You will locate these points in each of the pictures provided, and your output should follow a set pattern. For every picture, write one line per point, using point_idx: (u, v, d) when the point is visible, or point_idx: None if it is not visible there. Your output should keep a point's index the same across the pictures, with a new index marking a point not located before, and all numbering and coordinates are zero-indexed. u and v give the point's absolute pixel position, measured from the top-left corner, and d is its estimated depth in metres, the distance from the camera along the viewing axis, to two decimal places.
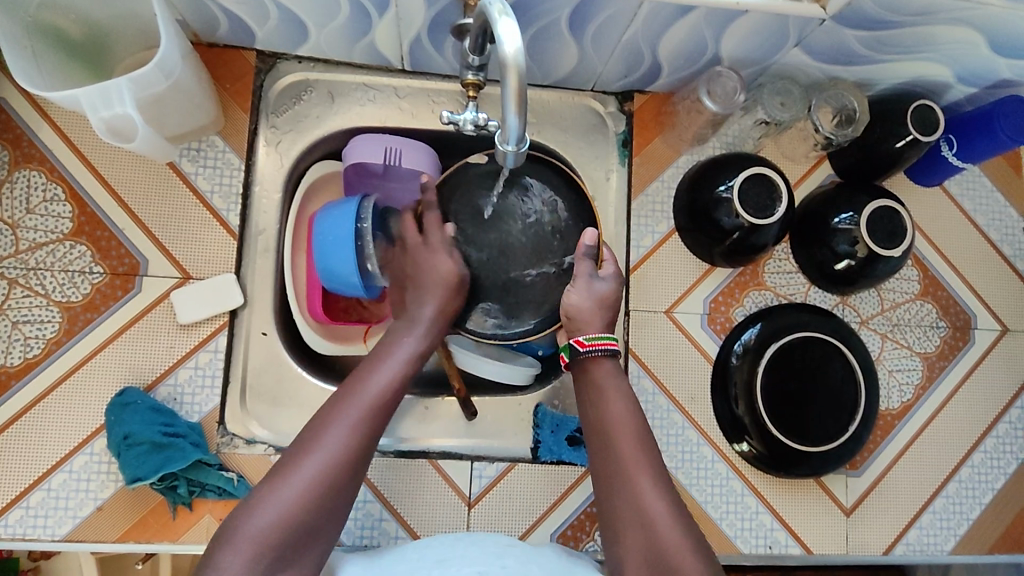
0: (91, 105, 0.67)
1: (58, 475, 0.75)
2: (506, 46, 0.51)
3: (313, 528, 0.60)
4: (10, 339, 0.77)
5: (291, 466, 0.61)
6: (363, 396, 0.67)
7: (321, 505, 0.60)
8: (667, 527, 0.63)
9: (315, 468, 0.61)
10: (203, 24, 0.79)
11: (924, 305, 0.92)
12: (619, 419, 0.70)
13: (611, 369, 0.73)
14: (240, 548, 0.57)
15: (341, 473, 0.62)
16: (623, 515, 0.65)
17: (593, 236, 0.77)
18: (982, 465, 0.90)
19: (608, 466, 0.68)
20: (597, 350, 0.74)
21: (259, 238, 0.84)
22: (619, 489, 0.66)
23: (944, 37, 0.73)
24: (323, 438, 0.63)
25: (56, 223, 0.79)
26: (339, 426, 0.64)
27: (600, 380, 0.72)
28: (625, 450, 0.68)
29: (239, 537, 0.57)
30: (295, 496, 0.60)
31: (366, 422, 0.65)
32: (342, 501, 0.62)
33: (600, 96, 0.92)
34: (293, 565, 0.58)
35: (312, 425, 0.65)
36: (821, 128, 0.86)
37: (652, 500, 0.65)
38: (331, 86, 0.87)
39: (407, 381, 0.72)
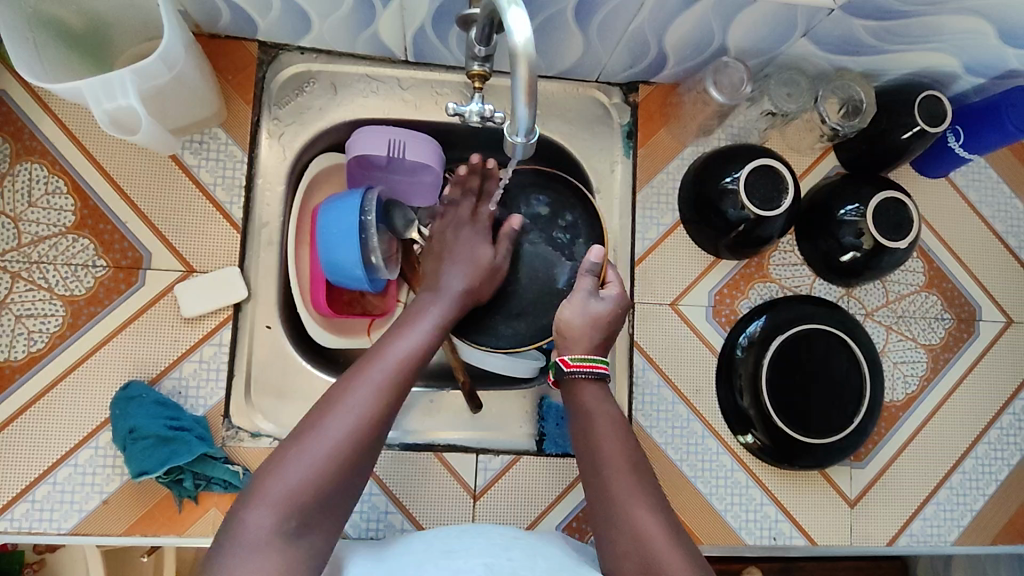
0: (94, 98, 0.67)
1: (63, 469, 0.75)
2: (516, 36, 0.50)
3: (339, 491, 0.59)
4: (14, 333, 0.77)
5: (313, 428, 0.60)
6: (389, 357, 0.66)
7: (349, 466, 0.59)
8: (662, 544, 0.61)
9: (343, 428, 0.60)
10: (205, 15, 0.78)
11: (929, 297, 0.92)
12: (611, 446, 0.68)
13: (597, 390, 0.73)
14: (264, 513, 0.55)
15: (371, 434, 0.61)
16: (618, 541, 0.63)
17: (597, 253, 0.78)
18: (986, 456, 0.91)
19: (600, 489, 0.66)
20: (580, 371, 0.74)
21: (263, 231, 0.84)
22: (612, 516, 0.64)
23: (953, 26, 0.73)
24: (348, 397, 0.62)
25: (58, 216, 0.78)
26: (365, 387, 0.63)
27: (587, 405, 0.72)
28: (616, 474, 0.66)
29: (261, 503, 0.56)
30: (320, 459, 0.58)
31: (393, 383, 0.64)
32: (366, 465, 0.61)
33: (605, 87, 0.92)
34: (317, 532, 0.57)
35: (337, 387, 0.63)
36: (828, 119, 0.86)
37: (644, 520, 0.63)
38: (334, 77, 0.87)
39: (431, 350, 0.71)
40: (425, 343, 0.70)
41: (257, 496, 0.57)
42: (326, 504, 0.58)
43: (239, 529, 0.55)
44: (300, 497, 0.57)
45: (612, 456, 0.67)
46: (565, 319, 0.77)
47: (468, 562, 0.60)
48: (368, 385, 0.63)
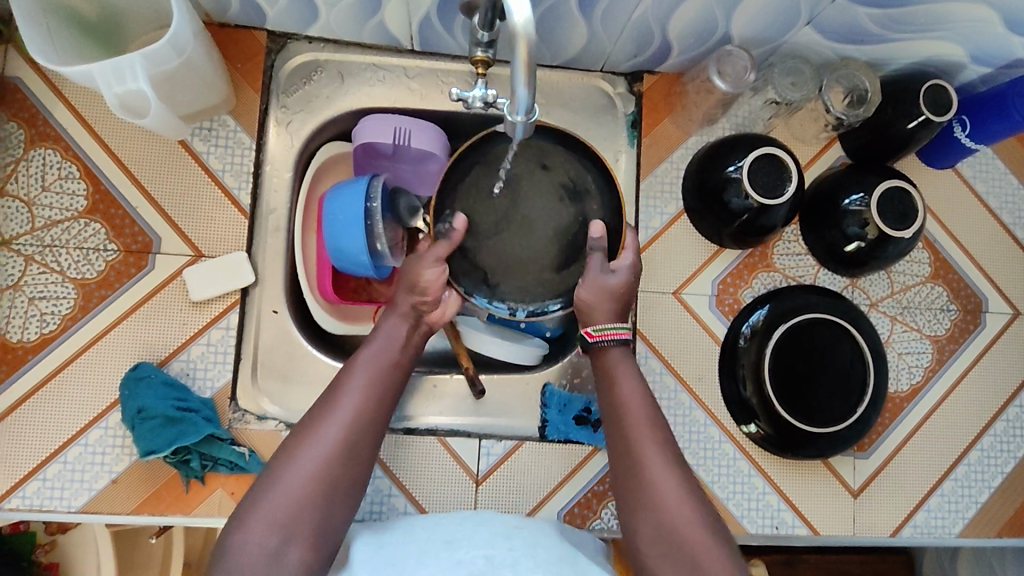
0: (105, 82, 0.68)
1: (74, 448, 0.77)
2: (516, 17, 0.50)
3: (321, 513, 0.62)
4: (27, 314, 0.78)
5: (284, 459, 0.63)
6: (356, 382, 0.68)
7: (327, 492, 0.62)
8: (682, 505, 0.65)
9: (315, 459, 0.63)
10: (215, 3, 0.79)
11: (934, 288, 0.92)
12: (642, 420, 0.70)
13: (625, 358, 0.75)
14: (247, 537, 0.59)
15: (343, 459, 0.64)
16: (637, 506, 0.66)
17: (598, 227, 0.77)
18: (991, 448, 0.90)
19: (622, 450, 0.69)
20: (610, 341, 0.74)
21: (270, 218, 0.85)
22: (634, 482, 0.67)
23: (959, 14, 0.72)
24: (319, 428, 0.65)
25: (71, 201, 0.80)
26: (331, 414, 0.66)
27: (612, 368, 0.74)
28: (646, 445, 0.68)
29: (245, 526, 0.60)
30: (297, 489, 0.61)
31: (362, 407, 0.67)
32: (343, 486, 0.64)
33: (610, 77, 0.92)
34: (301, 546, 0.60)
35: (309, 418, 0.66)
36: (833, 108, 0.86)
37: (665, 478, 0.66)
38: (341, 66, 0.88)
39: (393, 364, 0.72)
40: (390, 359, 0.72)
41: (246, 519, 0.60)
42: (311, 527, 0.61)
43: (231, 550, 0.59)
44: (284, 523, 0.60)
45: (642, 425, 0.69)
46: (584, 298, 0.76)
47: (468, 554, 0.61)
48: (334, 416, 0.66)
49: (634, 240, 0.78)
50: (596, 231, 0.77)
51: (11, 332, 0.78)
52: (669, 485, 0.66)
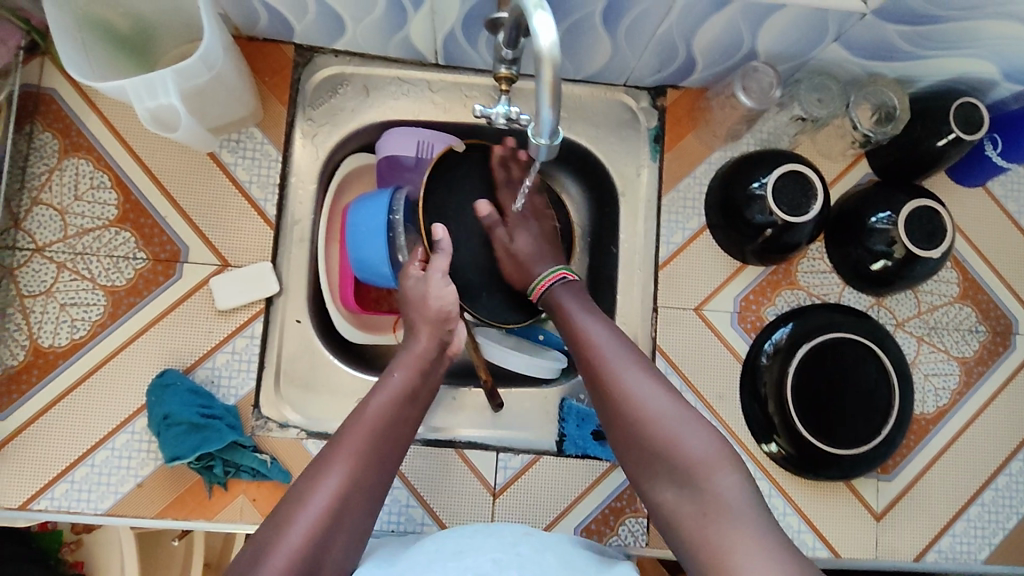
0: (137, 96, 0.69)
1: (101, 452, 0.79)
2: (541, 40, 0.51)
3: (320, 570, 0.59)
4: (58, 321, 0.80)
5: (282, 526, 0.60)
6: (349, 444, 0.65)
7: (333, 530, 0.60)
8: (647, 391, 0.66)
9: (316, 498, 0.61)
10: (245, 18, 0.81)
11: (962, 308, 0.90)
12: (600, 339, 0.71)
13: (572, 289, 0.79)
14: None
15: (339, 521, 0.61)
16: (616, 419, 0.67)
17: (482, 208, 0.85)
18: (1020, 473, 0.88)
19: (583, 356, 0.71)
20: (552, 283, 0.80)
21: (295, 228, 0.87)
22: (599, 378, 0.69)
23: (990, 32, 0.71)
24: (321, 475, 0.63)
25: (102, 210, 0.82)
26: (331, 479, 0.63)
27: (558, 296, 0.78)
28: (603, 344, 0.70)
29: None
30: (305, 530, 0.59)
31: (356, 472, 0.64)
32: (348, 528, 0.62)
33: (633, 91, 0.92)
34: None
35: (302, 485, 0.63)
36: (861, 125, 0.85)
37: (624, 367, 0.68)
38: (366, 80, 0.89)
39: (398, 421, 0.69)
40: (396, 417, 0.69)
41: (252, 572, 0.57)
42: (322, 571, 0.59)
43: None
44: None
45: (598, 335, 0.72)
46: (513, 273, 0.85)
47: (477, 558, 0.60)
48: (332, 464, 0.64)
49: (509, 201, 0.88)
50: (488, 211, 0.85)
51: (42, 336, 0.80)
52: (631, 375, 0.68)
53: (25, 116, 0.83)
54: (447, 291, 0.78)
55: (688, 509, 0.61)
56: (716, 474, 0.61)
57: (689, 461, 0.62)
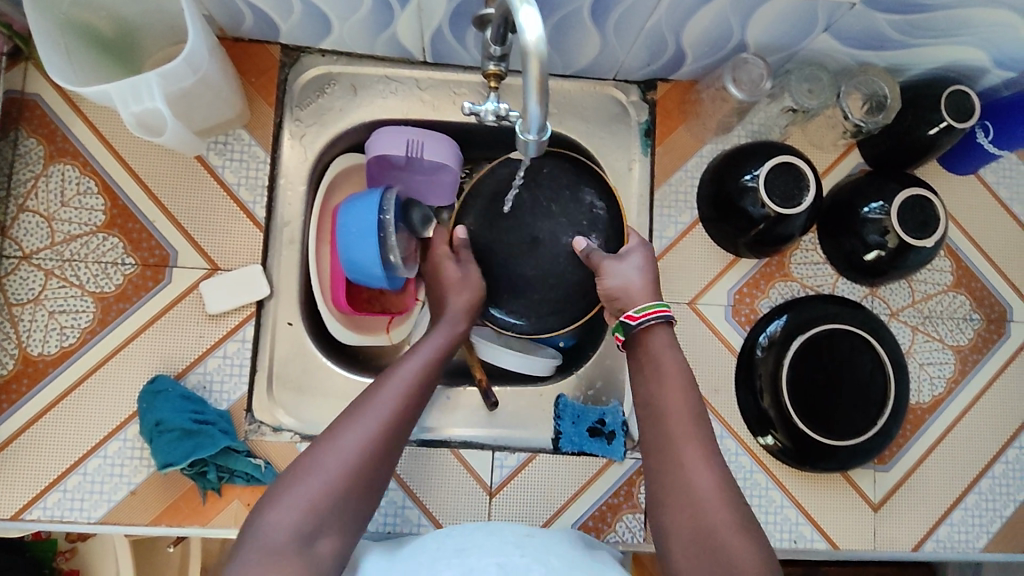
0: (121, 100, 0.69)
1: (93, 460, 0.78)
2: (528, 35, 0.50)
3: (359, 500, 0.62)
4: (47, 328, 0.79)
5: (328, 443, 0.62)
6: (398, 380, 0.69)
7: (376, 464, 0.63)
8: (715, 499, 0.61)
9: (364, 426, 0.64)
10: (229, 19, 0.80)
11: (956, 297, 0.90)
12: (681, 434, 0.66)
13: (664, 339, 0.72)
14: (287, 511, 0.58)
15: (384, 452, 0.64)
16: (670, 511, 0.63)
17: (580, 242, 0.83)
18: (1016, 461, 0.88)
19: (659, 443, 0.66)
20: (648, 320, 0.72)
21: (285, 230, 0.86)
22: (670, 472, 0.64)
23: (981, 19, 0.71)
24: (375, 404, 0.66)
25: (89, 216, 0.81)
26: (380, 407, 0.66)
27: (652, 347, 0.71)
28: (684, 439, 0.65)
29: (286, 502, 0.59)
30: (353, 451, 0.62)
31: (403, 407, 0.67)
32: (383, 478, 0.64)
33: (623, 85, 0.91)
34: (331, 529, 0.59)
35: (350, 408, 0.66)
36: (851, 116, 0.84)
37: (699, 467, 0.63)
38: (354, 79, 0.88)
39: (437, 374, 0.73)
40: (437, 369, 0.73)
41: (288, 497, 0.59)
42: (343, 516, 0.60)
43: (261, 530, 0.57)
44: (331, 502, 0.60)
45: (679, 424, 0.66)
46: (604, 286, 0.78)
47: (482, 560, 0.59)
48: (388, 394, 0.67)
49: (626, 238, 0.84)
50: (583, 247, 0.82)
51: (31, 345, 0.79)
52: (706, 480, 0.63)
53: (11, 122, 0.82)
54: (467, 274, 0.83)
55: None
56: None
57: None
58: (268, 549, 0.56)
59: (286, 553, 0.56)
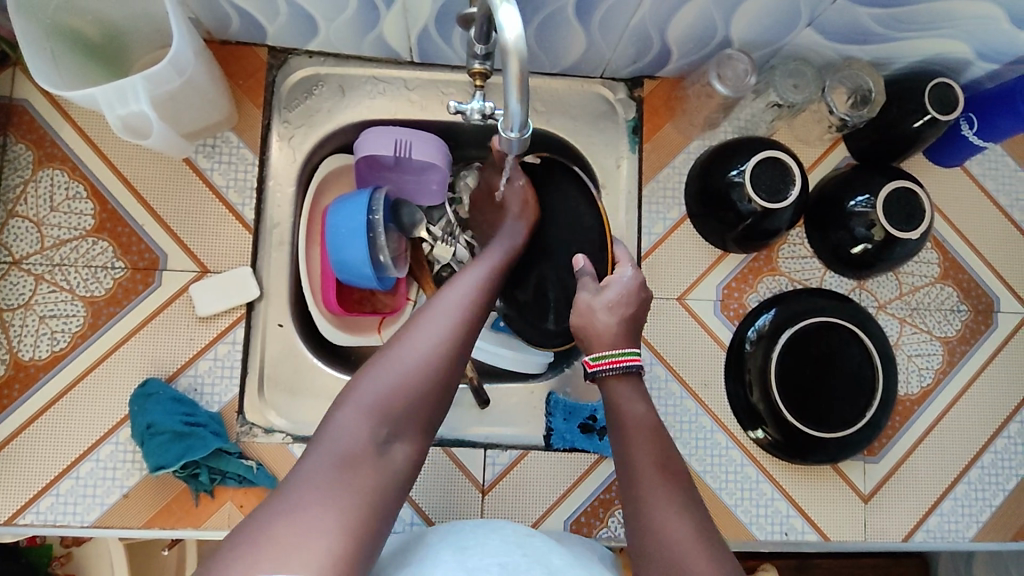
0: (107, 104, 0.69)
1: (86, 464, 0.78)
2: (507, 33, 0.50)
3: (434, 402, 0.62)
4: (38, 333, 0.80)
5: (400, 344, 0.63)
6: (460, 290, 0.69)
7: (449, 367, 0.64)
8: (693, 556, 0.59)
9: (433, 334, 0.64)
10: (215, 21, 0.80)
11: (944, 289, 0.90)
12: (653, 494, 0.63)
13: (632, 390, 0.71)
14: (364, 411, 0.59)
15: (456, 354, 0.65)
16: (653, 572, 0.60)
17: (579, 260, 0.82)
18: (1005, 451, 0.89)
19: (632, 501, 0.64)
20: (600, 371, 0.72)
21: (274, 232, 0.86)
22: (644, 532, 0.62)
23: (963, 12, 0.71)
24: (441, 311, 0.66)
25: (79, 220, 0.81)
26: (447, 311, 0.67)
27: (618, 401, 0.70)
28: (657, 496, 0.63)
29: (362, 402, 0.59)
30: (426, 353, 0.63)
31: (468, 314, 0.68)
32: (453, 384, 0.64)
33: (610, 83, 0.92)
34: (406, 431, 0.60)
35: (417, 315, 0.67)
36: (835, 110, 0.85)
37: (673, 525, 0.61)
38: (342, 80, 0.88)
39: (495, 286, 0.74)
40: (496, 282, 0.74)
41: (363, 407, 0.59)
42: (417, 418, 0.61)
43: (337, 433, 0.58)
44: (407, 402, 0.60)
45: (647, 481, 0.64)
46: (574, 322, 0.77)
47: (483, 561, 0.59)
48: (453, 305, 0.67)
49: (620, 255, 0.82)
50: (579, 264, 0.81)
51: (22, 350, 0.79)
52: (682, 537, 0.60)
53: None
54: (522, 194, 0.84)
55: None
56: None
57: None
58: (345, 453, 0.57)
59: (360, 463, 0.57)
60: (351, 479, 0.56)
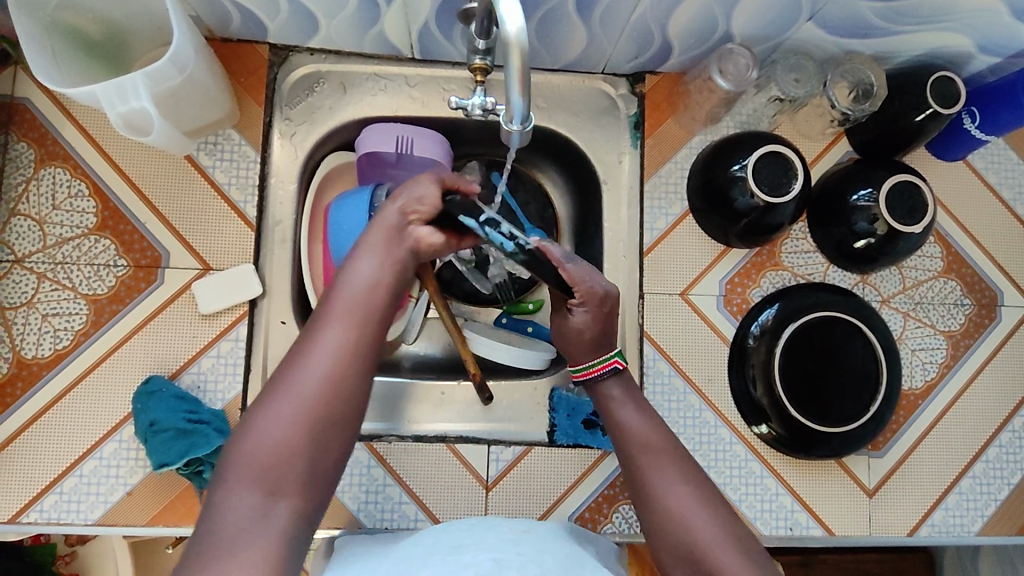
0: (108, 101, 0.69)
1: (89, 462, 0.78)
2: (508, 26, 0.50)
3: (319, 446, 0.56)
4: (41, 331, 0.80)
5: (271, 396, 0.57)
6: (337, 308, 0.61)
7: (330, 402, 0.57)
8: (697, 513, 0.61)
9: (305, 378, 0.57)
10: (216, 19, 0.80)
11: (947, 282, 0.90)
12: (668, 486, 0.63)
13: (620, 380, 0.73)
14: (238, 478, 0.53)
15: (335, 386, 0.57)
16: (666, 547, 0.62)
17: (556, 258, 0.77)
18: (1009, 445, 0.89)
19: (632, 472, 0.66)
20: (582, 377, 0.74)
21: (276, 229, 0.86)
22: (647, 497, 0.64)
23: (963, 5, 0.71)
24: (313, 345, 0.59)
25: (81, 218, 0.81)
26: (321, 341, 0.59)
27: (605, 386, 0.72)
28: (654, 463, 0.65)
29: (235, 468, 0.54)
30: (299, 398, 0.56)
31: (344, 338, 0.59)
32: (344, 417, 0.57)
33: (611, 79, 0.92)
34: (291, 484, 0.54)
35: (290, 354, 0.60)
36: (837, 104, 0.85)
37: (675, 488, 0.63)
38: (343, 77, 0.88)
39: (384, 287, 0.63)
40: (381, 280, 0.64)
41: (230, 480, 0.53)
42: (302, 468, 0.55)
43: (217, 505, 0.53)
44: (283, 455, 0.54)
45: (644, 450, 0.66)
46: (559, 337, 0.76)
47: (477, 556, 0.57)
48: (327, 332, 0.59)
49: (578, 275, 0.69)
50: None
51: (25, 348, 0.79)
52: (683, 498, 0.62)
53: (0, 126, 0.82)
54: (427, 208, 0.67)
55: None
56: None
57: None
58: (226, 525, 0.52)
59: (239, 537, 0.51)
60: (234, 547, 0.51)
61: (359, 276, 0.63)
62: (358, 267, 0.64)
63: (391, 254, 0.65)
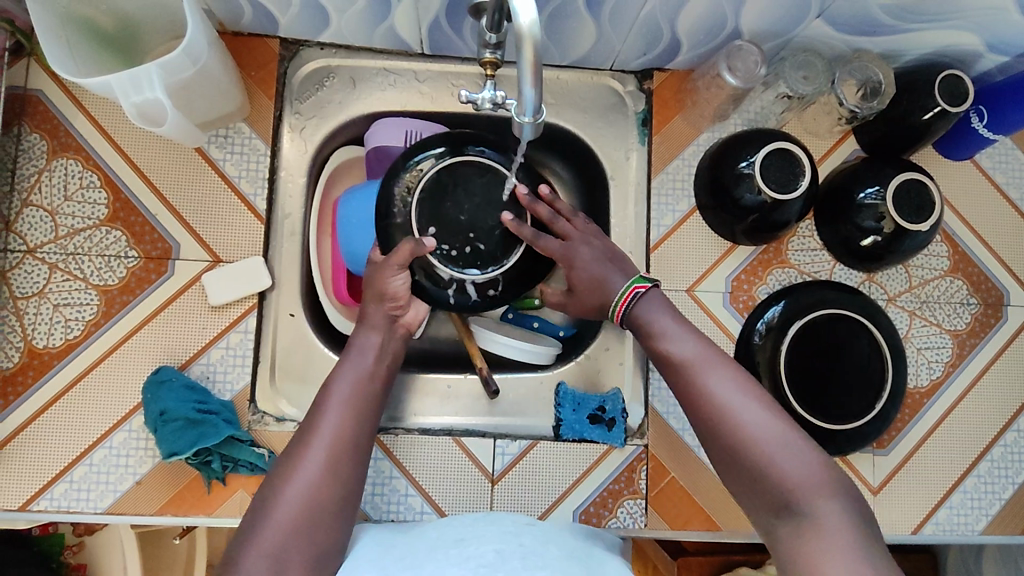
0: (122, 91, 0.69)
1: (99, 451, 0.79)
2: (521, 19, 0.51)
3: (322, 521, 0.60)
4: (52, 321, 0.80)
5: (278, 483, 0.61)
6: (333, 400, 0.67)
7: (332, 482, 0.62)
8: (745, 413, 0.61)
9: (309, 463, 0.62)
10: (228, 13, 0.81)
11: (953, 281, 0.90)
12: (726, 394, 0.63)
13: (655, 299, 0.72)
14: (250, 554, 0.56)
15: (336, 466, 0.63)
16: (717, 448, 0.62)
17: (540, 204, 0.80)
18: (1014, 444, 0.89)
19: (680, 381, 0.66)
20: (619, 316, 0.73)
21: (286, 222, 0.87)
22: (697, 401, 0.64)
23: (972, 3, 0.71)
24: (314, 436, 0.64)
25: (92, 210, 0.82)
26: (321, 431, 0.65)
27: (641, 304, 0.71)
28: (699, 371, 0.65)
29: (248, 548, 0.57)
30: (305, 481, 0.61)
31: (340, 426, 0.65)
32: (344, 494, 0.62)
33: (620, 76, 0.92)
34: (300, 557, 0.57)
35: (292, 446, 0.65)
36: (845, 102, 0.84)
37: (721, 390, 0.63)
38: (353, 72, 0.89)
39: (372, 382, 0.71)
40: (371, 373, 0.71)
41: (242, 557, 0.56)
42: (309, 542, 0.58)
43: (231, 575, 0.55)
44: (293, 531, 0.58)
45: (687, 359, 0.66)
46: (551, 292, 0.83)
47: (480, 548, 0.57)
48: (325, 426, 0.65)
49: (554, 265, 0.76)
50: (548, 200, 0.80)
51: (37, 337, 0.80)
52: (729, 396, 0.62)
53: (14, 117, 0.83)
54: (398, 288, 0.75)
55: (788, 531, 0.57)
56: (815, 496, 0.57)
57: (793, 484, 0.58)
58: None
59: None
60: None
61: (348, 372, 0.70)
62: (349, 364, 0.71)
63: (379, 353, 0.73)
